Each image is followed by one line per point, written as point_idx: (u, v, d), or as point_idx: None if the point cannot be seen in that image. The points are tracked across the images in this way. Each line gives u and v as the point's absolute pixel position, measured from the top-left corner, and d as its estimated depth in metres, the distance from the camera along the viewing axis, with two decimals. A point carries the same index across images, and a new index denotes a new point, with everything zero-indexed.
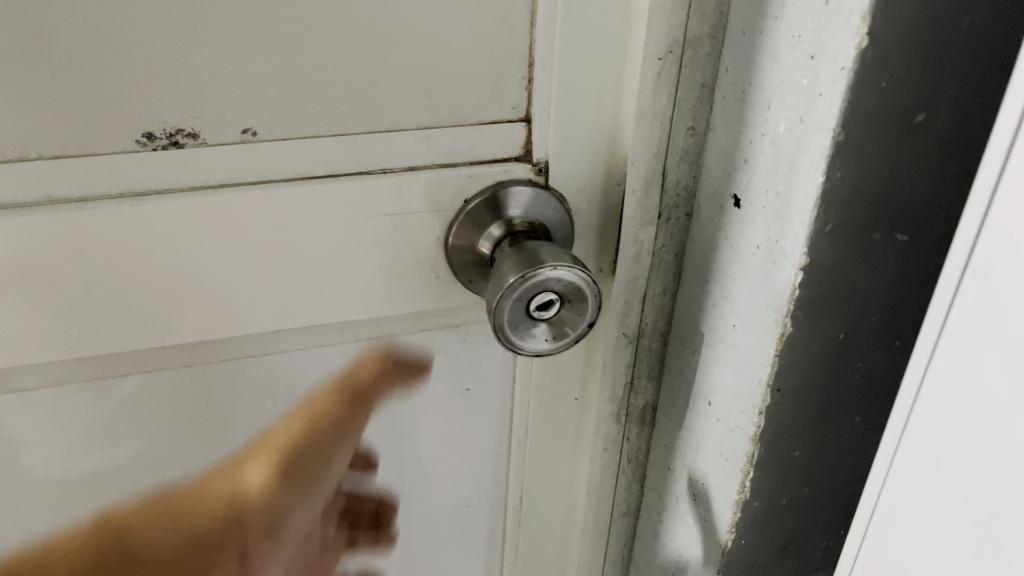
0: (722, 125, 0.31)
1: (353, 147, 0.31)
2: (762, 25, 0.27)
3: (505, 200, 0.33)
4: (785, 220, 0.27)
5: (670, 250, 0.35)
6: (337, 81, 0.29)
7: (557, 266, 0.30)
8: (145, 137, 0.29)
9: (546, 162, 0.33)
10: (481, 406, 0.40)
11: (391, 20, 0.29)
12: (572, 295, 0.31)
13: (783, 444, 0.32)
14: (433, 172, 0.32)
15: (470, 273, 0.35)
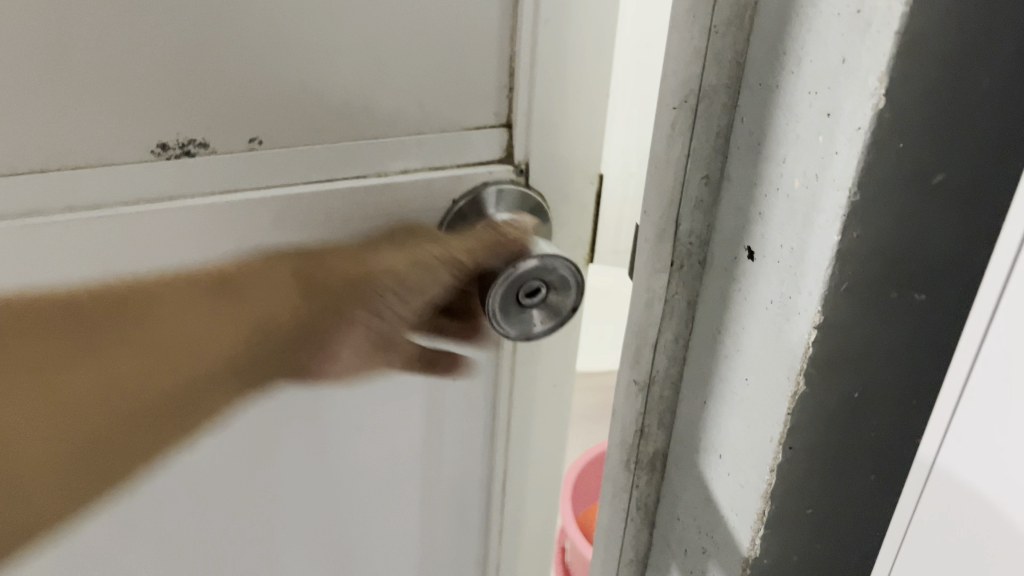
0: (737, 175, 0.30)
1: (356, 152, 0.30)
2: (779, 79, 0.27)
3: (483, 201, 0.32)
4: (799, 277, 0.26)
5: (683, 298, 0.34)
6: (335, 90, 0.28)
7: (543, 255, 0.31)
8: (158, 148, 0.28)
9: (528, 164, 0.33)
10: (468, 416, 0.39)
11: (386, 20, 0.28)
12: (556, 283, 0.32)
13: (794, 501, 0.31)
14: (424, 174, 0.32)
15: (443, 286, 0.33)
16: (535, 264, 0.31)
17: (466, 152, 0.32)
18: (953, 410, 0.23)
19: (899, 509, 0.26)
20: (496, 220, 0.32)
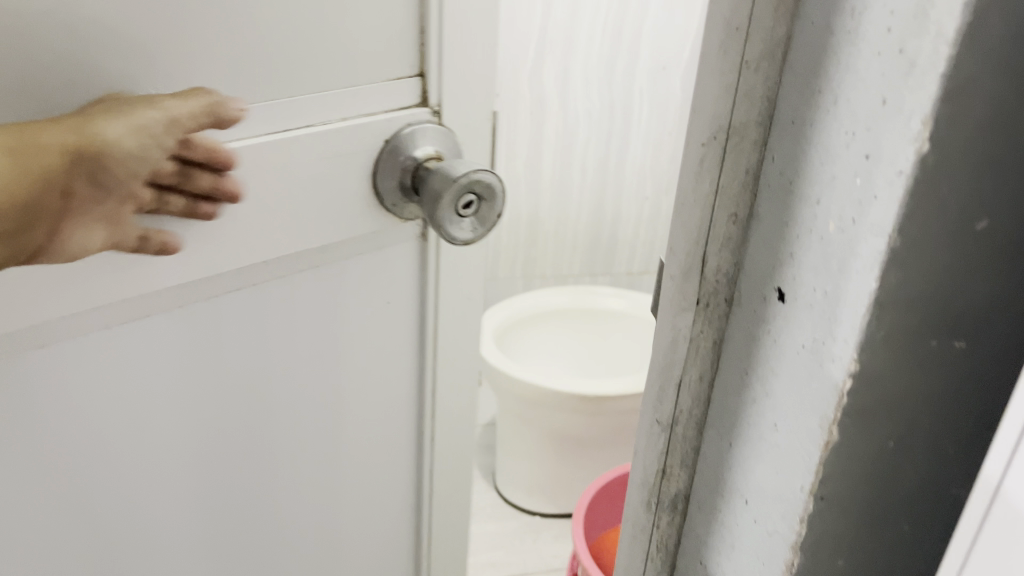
0: (766, 214, 0.29)
1: (318, 106, 0.41)
2: (813, 116, 0.26)
3: (414, 135, 0.45)
4: (834, 322, 0.25)
5: (708, 337, 0.33)
6: (312, 57, 0.40)
7: (479, 171, 0.44)
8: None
9: (440, 104, 0.47)
10: (393, 299, 0.53)
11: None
12: (484, 195, 0.46)
13: (826, 554, 0.29)
14: (362, 118, 0.43)
15: (394, 199, 0.46)
16: (472, 178, 0.44)
17: (392, 100, 0.45)
18: (1002, 473, 0.24)
19: (951, 547, 0.26)
20: (418, 152, 0.45)
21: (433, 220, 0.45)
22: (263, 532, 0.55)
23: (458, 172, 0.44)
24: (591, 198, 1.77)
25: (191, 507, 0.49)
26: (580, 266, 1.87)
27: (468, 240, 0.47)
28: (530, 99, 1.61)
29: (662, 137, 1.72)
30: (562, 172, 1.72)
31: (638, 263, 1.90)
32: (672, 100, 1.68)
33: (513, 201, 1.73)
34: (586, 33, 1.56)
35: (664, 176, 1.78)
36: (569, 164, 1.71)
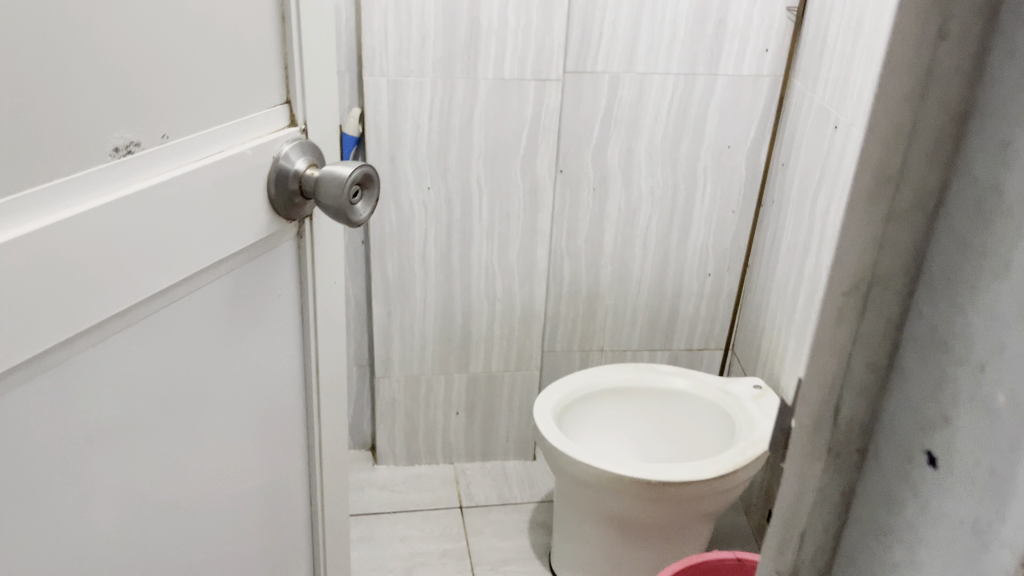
0: (914, 369, 0.27)
1: (221, 133, 0.59)
2: (974, 280, 0.25)
3: (290, 154, 0.65)
4: (1006, 503, 0.24)
5: (835, 487, 0.31)
6: (216, 92, 0.58)
7: (357, 165, 0.66)
8: (112, 151, 0.51)
9: (304, 125, 0.67)
10: (272, 290, 0.69)
11: (230, 56, 0.59)
12: (364, 183, 0.67)
13: None
14: (258, 140, 0.63)
15: (286, 207, 0.66)
16: (355, 171, 0.65)
17: (271, 125, 0.64)
18: None
19: None
20: (298, 164, 0.66)
21: (328, 204, 0.66)
22: (196, 516, 0.67)
23: (339, 171, 0.65)
24: (652, 273, 1.75)
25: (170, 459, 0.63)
26: (640, 341, 1.84)
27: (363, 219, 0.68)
28: (593, 177, 1.61)
29: (726, 214, 1.70)
30: (622, 247, 1.71)
31: (699, 339, 1.85)
32: (737, 179, 1.66)
33: (573, 275, 1.72)
34: (652, 113, 1.57)
35: (728, 253, 1.75)
36: (630, 240, 1.70)
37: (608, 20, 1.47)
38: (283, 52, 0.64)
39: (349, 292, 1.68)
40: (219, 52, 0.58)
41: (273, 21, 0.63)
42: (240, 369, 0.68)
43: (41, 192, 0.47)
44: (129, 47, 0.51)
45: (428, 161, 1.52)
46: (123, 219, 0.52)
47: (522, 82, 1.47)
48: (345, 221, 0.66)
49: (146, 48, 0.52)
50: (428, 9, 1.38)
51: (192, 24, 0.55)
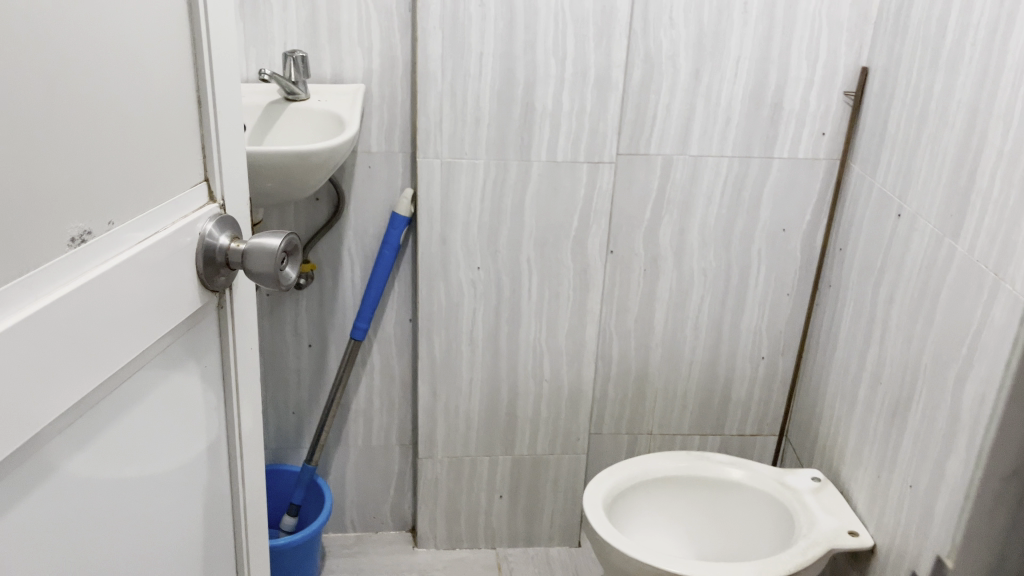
0: None
1: (156, 217, 0.62)
2: None
3: (215, 230, 0.69)
4: None
5: None
6: (150, 178, 0.62)
7: (282, 234, 0.69)
8: (69, 241, 0.53)
9: (222, 200, 0.71)
10: (195, 360, 0.72)
11: (160, 146, 0.63)
12: (289, 251, 0.71)
13: None
14: (189, 218, 0.66)
15: (213, 279, 0.70)
16: (282, 240, 0.69)
17: (196, 203, 0.68)
18: None
19: None
20: (221, 239, 0.69)
21: (260, 275, 0.69)
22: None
23: (265, 241, 0.68)
24: (704, 356, 1.70)
25: (125, 525, 0.65)
26: (691, 425, 1.77)
27: (290, 282, 0.71)
28: (643, 257, 1.59)
29: (780, 296, 1.66)
30: (673, 328, 1.67)
31: (752, 424, 1.78)
32: (791, 261, 1.62)
33: (622, 356, 1.68)
34: (705, 195, 1.55)
35: (782, 336, 1.70)
36: (681, 321, 1.66)
37: (662, 103, 1.46)
38: (201, 135, 0.68)
39: (395, 372, 1.65)
40: (150, 141, 0.61)
41: (192, 107, 0.67)
42: (175, 435, 0.70)
43: (19, 285, 0.49)
44: (79, 146, 0.54)
45: (478, 242, 1.51)
46: (84, 304, 0.54)
47: (575, 165, 1.47)
48: (275, 287, 0.70)
49: (85, 145, 0.54)
50: (483, 92, 1.39)
51: (128, 120, 0.58)
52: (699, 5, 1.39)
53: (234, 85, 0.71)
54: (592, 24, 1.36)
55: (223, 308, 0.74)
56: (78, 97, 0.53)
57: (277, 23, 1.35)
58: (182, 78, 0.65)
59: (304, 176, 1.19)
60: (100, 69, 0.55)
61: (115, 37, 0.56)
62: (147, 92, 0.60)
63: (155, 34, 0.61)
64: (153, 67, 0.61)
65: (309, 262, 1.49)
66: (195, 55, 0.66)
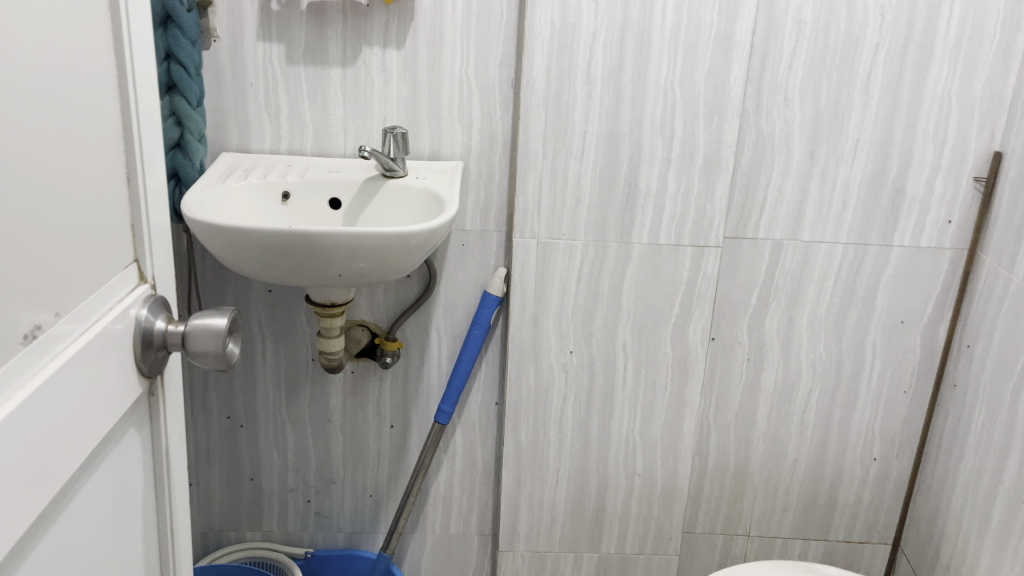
0: None
1: (95, 305, 0.56)
2: None
3: (149, 311, 0.63)
4: None
5: None
6: (90, 260, 0.55)
7: (228, 310, 0.63)
8: (23, 338, 0.47)
9: (153, 281, 0.65)
10: (135, 451, 0.64)
11: (100, 226, 0.57)
12: (235, 331, 0.64)
13: None
14: (124, 304, 0.60)
15: (144, 361, 0.62)
16: (227, 315, 0.62)
17: (128, 285, 0.61)
18: None
19: None
20: (158, 322, 0.63)
21: (204, 358, 0.61)
22: None
23: (207, 317, 0.61)
24: (811, 454, 1.57)
25: None
26: (793, 529, 1.63)
27: (234, 364, 0.63)
28: (747, 346, 1.48)
29: (896, 394, 1.52)
30: (777, 424, 1.55)
31: (860, 531, 1.63)
32: (910, 357, 1.49)
33: (720, 451, 1.56)
34: (817, 283, 1.44)
35: (897, 438, 1.56)
36: (787, 415, 1.54)
37: (773, 185, 1.38)
38: (133, 211, 0.62)
39: (477, 457, 1.57)
40: (90, 221, 0.55)
41: (122, 183, 0.60)
42: (122, 535, 0.63)
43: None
44: (28, 233, 0.48)
45: (572, 325, 1.43)
46: (34, 412, 0.48)
47: (679, 248, 1.39)
48: (218, 366, 0.62)
49: (37, 229, 0.49)
50: (585, 172, 1.34)
51: (69, 198, 0.52)
52: (818, 84, 1.32)
53: (160, 152, 0.65)
54: (703, 103, 1.30)
55: (155, 395, 0.67)
56: (24, 177, 0.47)
57: (377, 98, 1.33)
58: (116, 147, 0.59)
59: (400, 259, 1.15)
60: (44, 145, 0.49)
61: (56, 107, 0.50)
62: (86, 166, 0.54)
63: (92, 101, 0.55)
64: (89, 138, 0.55)
65: (397, 340, 1.43)
66: (126, 121, 0.60)
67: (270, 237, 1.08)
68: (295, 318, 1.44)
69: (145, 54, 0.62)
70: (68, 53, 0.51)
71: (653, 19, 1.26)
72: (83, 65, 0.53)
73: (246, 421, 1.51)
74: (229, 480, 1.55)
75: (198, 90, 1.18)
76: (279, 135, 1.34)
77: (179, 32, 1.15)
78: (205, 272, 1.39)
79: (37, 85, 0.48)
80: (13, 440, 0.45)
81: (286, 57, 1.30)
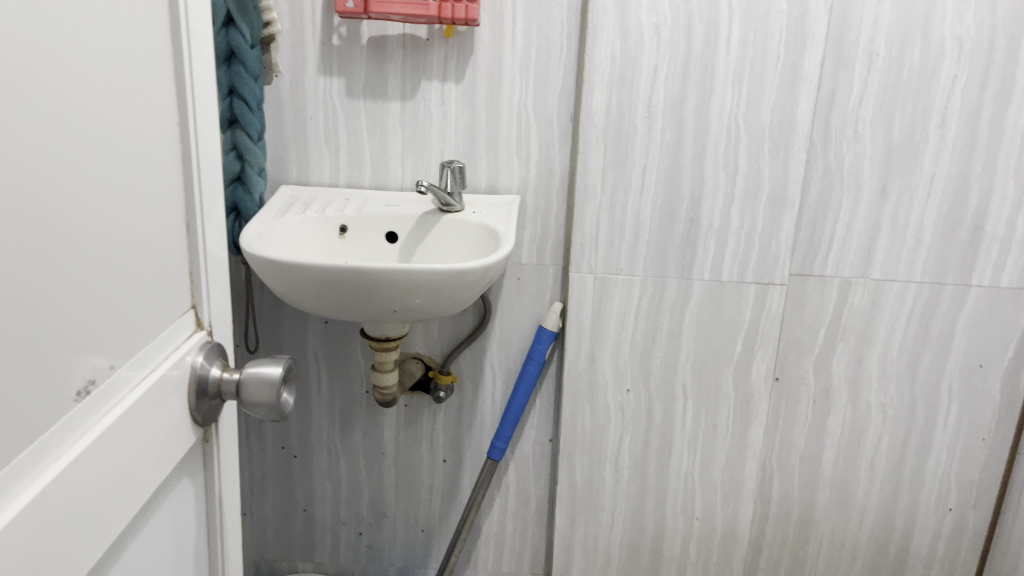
0: None
1: (151, 354, 0.54)
2: None
3: (206, 360, 0.61)
4: None
5: None
6: (147, 307, 0.53)
7: (285, 359, 0.62)
8: (76, 395, 0.45)
9: (211, 327, 0.63)
10: (187, 499, 0.63)
11: (159, 272, 0.55)
12: (289, 380, 0.63)
13: None
14: (181, 352, 0.58)
15: (198, 411, 0.60)
16: (285, 364, 0.61)
17: (185, 332, 0.59)
18: None
19: None
20: (214, 370, 0.61)
21: (257, 408, 0.59)
22: None
23: (264, 366, 0.60)
24: (880, 502, 1.50)
25: None
26: None
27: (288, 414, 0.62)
28: (813, 387, 1.43)
29: (974, 442, 1.45)
30: (844, 469, 1.48)
31: None
32: (989, 403, 1.42)
33: (783, 495, 1.50)
34: (887, 323, 1.38)
35: (974, 487, 1.47)
36: (855, 460, 1.47)
37: (841, 222, 1.32)
38: (192, 255, 0.60)
39: (531, 494, 1.53)
40: (149, 266, 0.53)
41: (182, 228, 0.58)
42: None
43: (25, 460, 0.40)
44: (87, 283, 0.45)
45: (630, 362, 1.40)
46: (89, 471, 0.45)
47: (742, 285, 1.35)
48: (274, 415, 0.60)
49: (96, 280, 0.46)
50: (644, 207, 1.31)
51: (129, 243, 0.50)
52: (890, 117, 1.27)
53: (219, 193, 0.63)
54: (769, 138, 1.27)
55: (208, 441, 0.65)
56: (83, 225, 0.45)
57: (435, 132, 1.32)
58: (176, 187, 0.57)
59: (455, 294, 1.13)
60: (106, 190, 0.47)
61: (118, 151, 0.48)
62: (146, 210, 0.52)
63: (154, 141, 0.53)
64: (150, 179, 0.53)
65: (450, 374, 1.41)
66: (187, 161, 0.58)
67: (326, 273, 1.08)
68: (350, 350, 1.44)
69: (207, 94, 0.60)
70: (132, 93, 0.49)
71: (717, 52, 1.22)
72: (145, 104, 0.51)
73: (301, 452, 1.51)
74: (283, 510, 1.55)
75: (258, 125, 1.20)
76: (338, 167, 1.35)
77: (241, 68, 1.15)
78: (263, 303, 1.40)
79: (101, 128, 0.46)
80: (65, 502, 0.43)
81: (346, 90, 1.30)
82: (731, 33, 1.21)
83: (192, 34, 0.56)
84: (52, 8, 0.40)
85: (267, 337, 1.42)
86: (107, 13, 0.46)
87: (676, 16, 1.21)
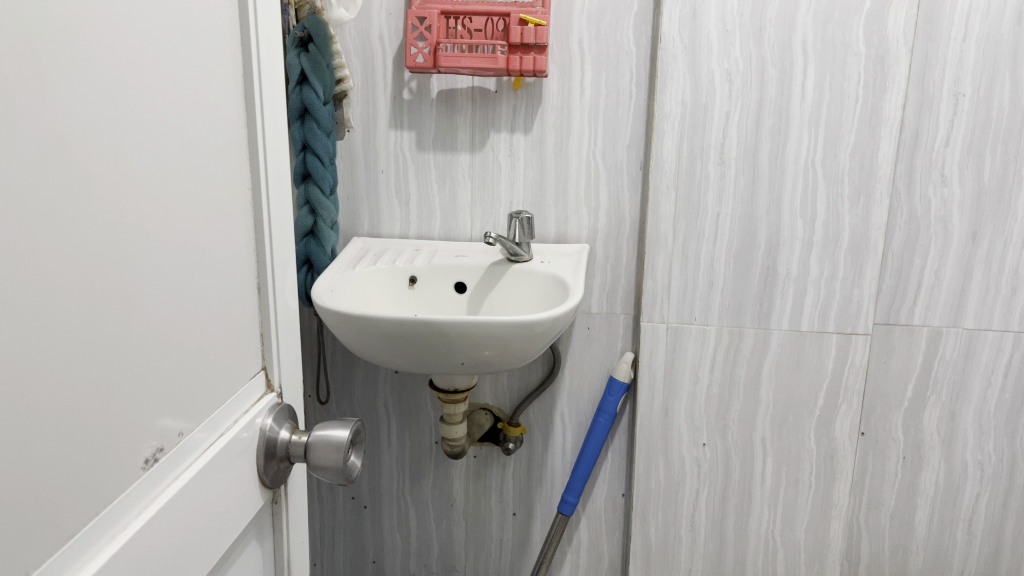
0: None
1: (220, 418, 0.53)
2: None
3: (275, 423, 0.60)
4: None
5: None
6: (216, 371, 0.53)
7: (354, 421, 0.61)
8: (143, 463, 0.44)
9: (281, 390, 0.62)
10: (256, 561, 0.62)
11: (229, 337, 0.54)
12: (356, 442, 0.62)
13: None
14: (250, 416, 0.57)
15: (266, 475, 0.59)
16: (353, 427, 0.60)
17: (254, 395, 0.59)
18: None
19: None
20: (282, 432, 0.61)
21: (325, 472, 0.58)
22: None
23: (332, 429, 0.59)
24: (980, 566, 1.40)
25: None
26: None
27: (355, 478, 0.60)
28: (903, 443, 1.35)
29: None
30: (940, 531, 1.39)
31: None
32: None
33: (873, 558, 1.41)
34: (983, 375, 1.30)
35: None
36: (950, 522, 1.38)
37: (929, 269, 1.26)
38: (262, 319, 0.60)
39: (603, 551, 1.48)
40: (219, 329, 0.53)
41: (252, 292, 0.58)
42: None
43: (88, 533, 0.40)
44: (156, 347, 0.45)
45: (706, 416, 1.35)
46: (156, 540, 0.44)
47: (824, 335, 1.29)
48: (342, 479, 0.59)
49: (166, 346, 0.46)
50: (718, 255, 1.27)
51: (200, 305, 0.50)
52: (980, 159, 1.21)
53: (290, 255, 0.63)
54: (849, 183, 1.22)
55: (278, 504, 0.65)
56: (155, 290, 0.45)
57: (504, 182, 1.32)
58: (247, 252, 0.57)
59: (524, 346, 1.12)
60: (176, 253, 0.47)
61: (189, 217, 0.48)
62: (217, 275, 0.52)
63: (224, 206, 0.53)
64: (220, 239, 0.52)
65: (519, 425, 1.39)
66: (257, 226, 0.58)
67: (395, 326, 1.08)
68: (420, 401, 1.43)
69: (277, 157, 0.60)
70: (202, 155, 0.49)
71: (792, 97, 1.19)
72: (216, 169, 0.51)
73: (371, 502, 1.50)
74: (353, 561, 1.54)
75: (330, 178, 1.22)
76: (408, 220, 1.36)
77: (314, 125, 1.18)
78: (334, 355, 1.42)
79: (171, 193, 0.46)
80: (131, 571, 0.42)
81: (416, 143, 1.32)
82: (806, 78, 1.18)
83: (263, 97, 0.57)
84: (121, 72, 0.41)
85: (339, 388, 1.43)
86: (177, 77, 0.46)
87: (749, 61, 1.18)
